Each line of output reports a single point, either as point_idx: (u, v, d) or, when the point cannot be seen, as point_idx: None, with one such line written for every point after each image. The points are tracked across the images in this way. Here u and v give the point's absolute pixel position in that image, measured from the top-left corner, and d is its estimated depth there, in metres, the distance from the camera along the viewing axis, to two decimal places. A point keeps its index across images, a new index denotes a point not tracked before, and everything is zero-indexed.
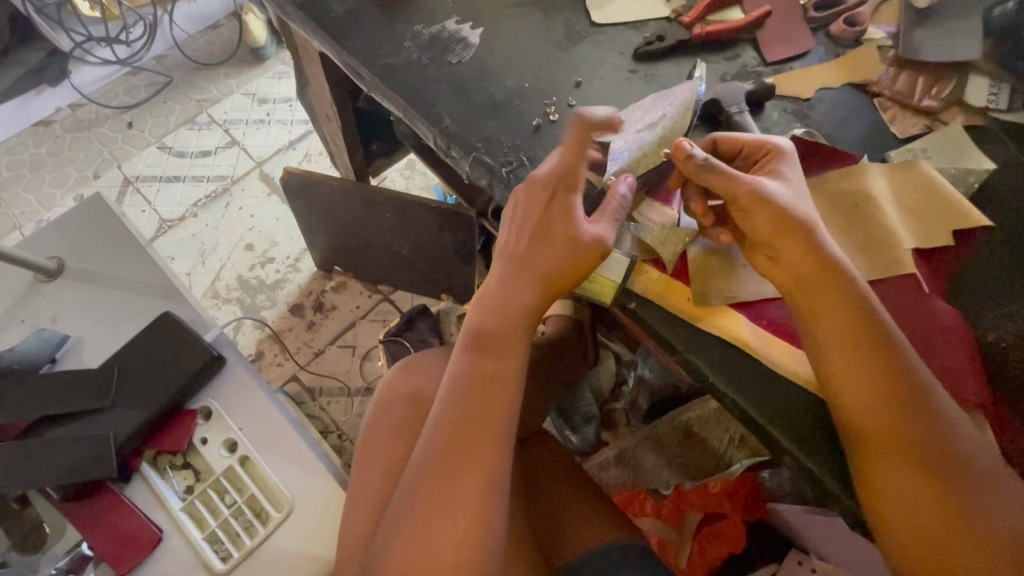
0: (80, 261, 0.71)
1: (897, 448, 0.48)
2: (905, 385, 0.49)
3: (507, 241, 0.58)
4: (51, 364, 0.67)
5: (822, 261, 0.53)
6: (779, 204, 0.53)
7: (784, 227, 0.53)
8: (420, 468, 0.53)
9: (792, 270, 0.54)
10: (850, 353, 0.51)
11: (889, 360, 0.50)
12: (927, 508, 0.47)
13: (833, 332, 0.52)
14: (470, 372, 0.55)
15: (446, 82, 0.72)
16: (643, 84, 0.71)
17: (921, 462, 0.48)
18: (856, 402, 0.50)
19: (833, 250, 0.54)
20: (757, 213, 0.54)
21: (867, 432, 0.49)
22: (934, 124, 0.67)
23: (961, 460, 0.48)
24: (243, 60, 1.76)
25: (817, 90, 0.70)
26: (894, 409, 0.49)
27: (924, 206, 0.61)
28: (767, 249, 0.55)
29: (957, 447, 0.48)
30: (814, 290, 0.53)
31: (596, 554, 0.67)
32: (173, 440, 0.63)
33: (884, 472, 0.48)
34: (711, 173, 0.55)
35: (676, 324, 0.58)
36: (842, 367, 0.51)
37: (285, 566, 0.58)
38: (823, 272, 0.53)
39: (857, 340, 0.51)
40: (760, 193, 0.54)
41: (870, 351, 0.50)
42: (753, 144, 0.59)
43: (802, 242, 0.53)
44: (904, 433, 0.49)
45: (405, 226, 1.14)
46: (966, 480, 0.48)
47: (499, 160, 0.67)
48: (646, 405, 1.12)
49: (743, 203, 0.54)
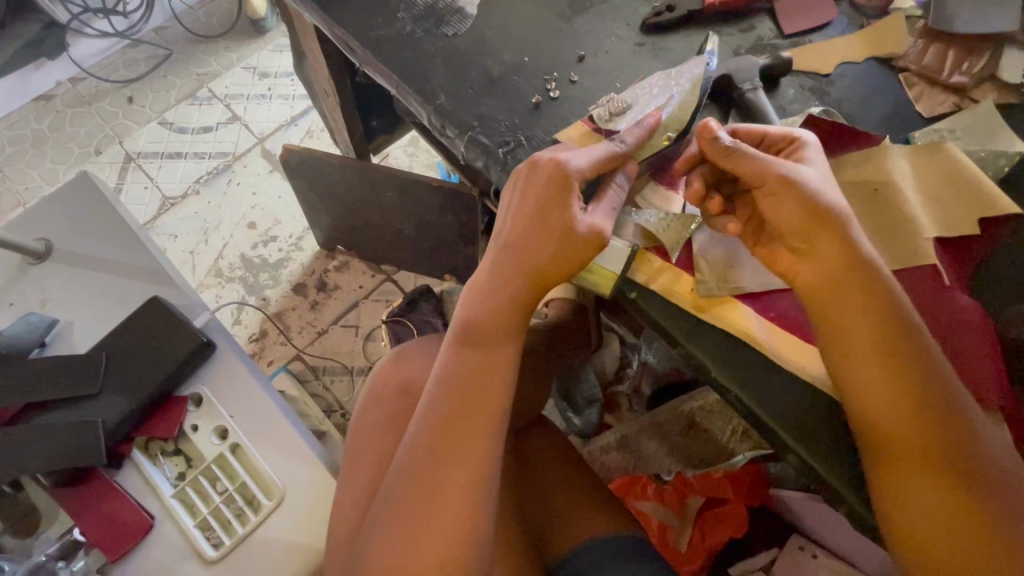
0: (69, 243, 0.69)
1: (915, 456, 0.46)
2: (928, 391, 0.47)
3: (501, 226, 0.55)
4: (42, 348, 0.66)
5: (839, 260, 0.49)
6: (813, 198, 0.50)
7: (820, 219, 0.50)
8: (408, 461, 0.51)
9: (816, 265, 0.50)
10: (869, 357, 0.48)
11: (911, 363, 0.47)
12: (942, 519, 0.45)
13: (852, 335, 0.49)
14: (460, 362, 0.53)
15: (441, 56, 0.69)
16: (651, 59, 0.67)
17: (943, 472, 0.46)
18: (873, 408, 0.48)
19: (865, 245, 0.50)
20: (789, 202, 0.50)
21: (885, 440, 0.47)
22: (963, 102, 0.63)
23: (984, 468, 0.46)
24: (243, 32, 1.71)
25: (838, 66, 0.66)
26: (916, 416, 0.47)
27: (949, 192, 0.57)
28: (794, 241, 0.51)
29: (981, 453, 0.46)
30: (828, 288, 0.50)
31: (594, 545, 0.65)
32: (163, 427, 0.62)
33: (902, 481, 0.46)
34: (739, 155, 0.51)
35: (678, 317, 0.55)
36: (860, 369, 0.48)
37: (275, 555, 0.58)
38: (843, 268, 0.49)
39: (877, 343, 0.48)
40: (790, 177, 0.50)
41: (892, 355, 0.48)
42: (778, 135, 0.54)
43: (834, 238, 0.50)
44: (925, 441, 0.46)
45: (406, 204, 1.11)
46: (989, 489, 0.45)
47: (495, 140, 0.63)
48: (649, 391, 1.08)
49: (777, 190, 0.50)
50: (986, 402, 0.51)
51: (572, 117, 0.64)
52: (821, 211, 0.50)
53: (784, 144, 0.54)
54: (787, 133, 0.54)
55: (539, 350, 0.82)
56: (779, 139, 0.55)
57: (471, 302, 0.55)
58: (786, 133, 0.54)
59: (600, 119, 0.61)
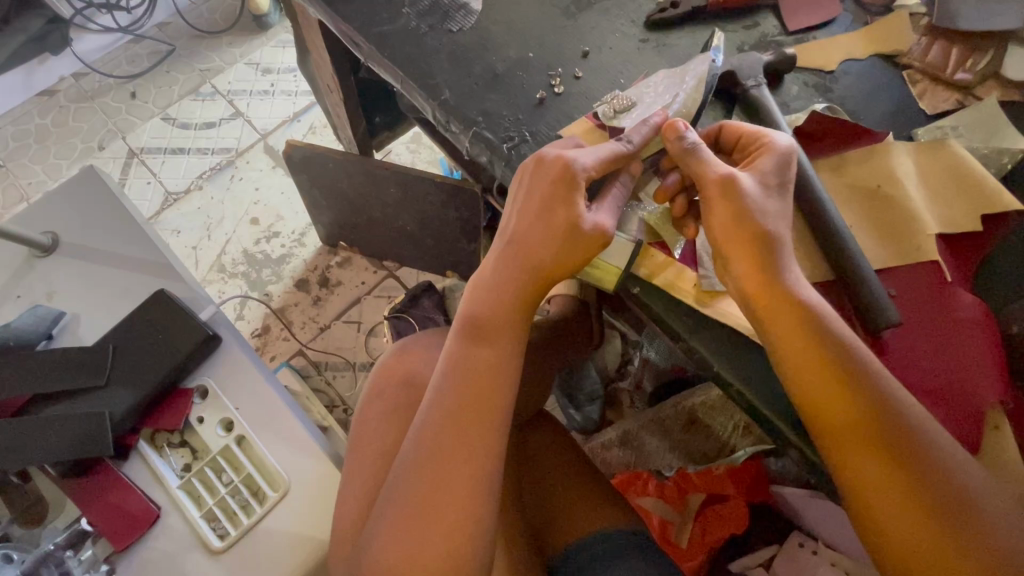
0: (75, 236, 0.70)
1: (882, 476, 0.45)
2: (877, 408, 0.46)
3: (506, 223, 0.56)
4: (49, 340, 0.66)
5: (773, 278, 0.50)
6: (746, 209, 0.50)
7: (741, 231, 0.50)
8: (408, 457, 0.51)
9: (739, 286, 0.51)
10: (817, 381, 0.48)
11: (857, 382, 0.47)
12: (915, 522, 0.45)
13: (800, 359, 0.48)
14: (465, 358, 0.54)
15: (446, 52, 0.69)
16: (655, 55, 0.67)
17: (910, 486, 0.45)
18: (832, 434, 0.47)
19: (790, 275, 0.50)
20: (716, 210, 0.51)
21: (849, 456, 0.46)
22: (967, 100, 0.63)
23: (949, 473, 0.45)
24: (246, 28, 1.71)
25: (841, 63, 0.66)
26: (869, 437, 0.46)
27: (951, 189, 0.57)
28: (722, 251, 0.52)
29: (943, 459, 0.45)
30: (772, 311, 0.49)
31: (596, 539, 0.66)
32: (170, 419, 0.63)
33: (870, 500, 0.46)
34: (690, 155, 0.53)
35: (682, 312, 0.56)
36: (812, 394, 0.48)
37: (281, 547, 0.58)
38: (779, 290, 0.49)
39: (822, 365, 0.48)
40: (729, 183, 0.50)
41: (836, 377, 0.47)
42: (752, 135, 0.54)
43: (753, 259, 0.50)
44: (884, 457, 0.46)
45: (409, 201, 1.12)
46: (958, 495, 0.44)
47: (499, 135, 0.64)
48: (651, 387, 1.11)
49: (708, 195, 0.51)
50: (985, 399, 0.51)
51: (576, 112, 0.64)
52: (751, 226, 0.50)
53: (753, 145, 0.54)
54: (761, 134, 0.54)
55: (540, 347, 0.82)
56: (751, 140, 0.54)
57: (476, 297, 0.55)
58: (756, 134, 0.54)
59: (605, 116, 0.61)
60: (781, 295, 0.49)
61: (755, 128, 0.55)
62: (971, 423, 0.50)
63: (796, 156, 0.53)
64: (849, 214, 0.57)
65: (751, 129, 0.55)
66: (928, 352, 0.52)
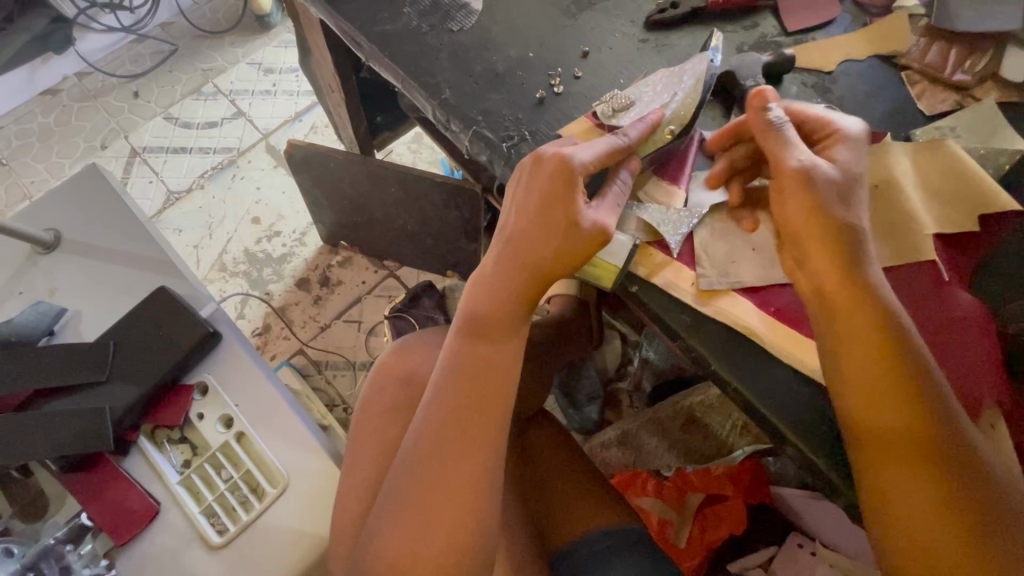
0: (77, 233, 0.70)
1: (905, 467, 0.45)
2: (925, 400, 0.46)
3: (505, 219, 0.56)
4: (50, 337, 0.67)
5: (823, 268, 0.49)
6: (821, 202, 0.49)
7: (817, 224, 0.49)
8: (413, 451, 0.52)
9: (813, 278, 0.50)
10: (865, 366, 0.47)
11: (902, 375, 0.46)
12: (932, 518, 0.44)
13: (851, 343, 0.48)
14: (465, 353, 0.54)
15: (446, 51, 0.69)
16: (655, 55, 0.68)
17: (939, 484, 0.44)
18: (856, 422, 0.47)
19: (862, 265, 0.49)
20: (794, 200, 0.50)
21: (870, 445, 0.46)
22: (964, 100, 0.63)
23: (980, 476, 0.44)
24: (248, 28, 1.72)
25: (841, 63, 0.66)
26: (907, 429, 0.45)
27: (948, 189, 0.57)
28: (797, 246, 0.51)
29: (976, 462, 0.45)
30: (837, 295, 0.49)
31: (594, 537, 0.66)
32: (170, 415, 0.63)
33: (892, 494, 0.45)
34: (771, 136, 0.52)
35: (680, 310, 0.56)
36: (852, 380, 0.47)
37: (280, 544, 0.58)
38: (847, 275, 0.48)
39: (871, 355, 0.47)
40: (806, 172, 0.50)
41: (890, 365, 0.46)
42: (817, 123, 0.55)
43: (823, 249, 0.49)
44: (913, 451, 0.45)
45: (409, 201, 1.12)
46: (981, 497, 0.44)
47: (499, 134, 0.64)
48: (650, 387, 1.11)
49: (784, 184, 0.51)
50: (981, 399, 0.51)
51: (576, 112, 0.65)
52: (825, 211, 0.49)
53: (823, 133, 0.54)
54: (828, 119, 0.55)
55: (539, 346, 0.82)
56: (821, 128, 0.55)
57: (476, 294, 0.55)
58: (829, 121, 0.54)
59: (603, 115, 0.62)
60: (846, 278, 0.48)
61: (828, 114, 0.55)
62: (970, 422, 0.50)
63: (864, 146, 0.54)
64: None
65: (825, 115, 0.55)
66: (934, 351, 0.52)
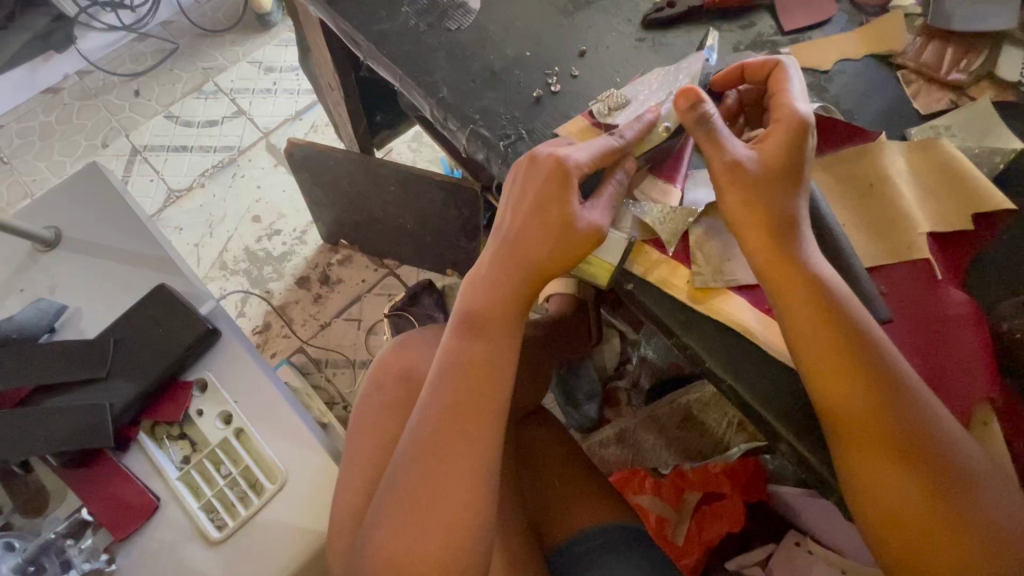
0: (77, 230, 0.71)
1: (884, 461, 0.46)
2: (895, 399, 0.47)
3: (501, 220, 0.56)
4: (50, 334, 0.67)
5: (792, 264, 0.50)
6: (762, 194, 0.51)
7: (753, 213, 0.51)
8: (408, 450, 0.52)
9: (759, 261, 0.51)
10: (836, 371, 0.48)
11: (875, 372, 0.47)
12: (913, 508, 0.45)
13: (820, 348, 0.49)
14: (461, 352, 0.54)
15: (444, 51, 0.69)
16: (651, 54, 0.68)
17: (919, 480, 0.45)
18: (836, 420, 0.48)
19: (816, 262, 0.51)
20: (731, 193, 0.52)
21: (852, 443, 0.47)
22: (960, 99, 0.63)
23: (958, 465, 0.46)
24: (249, 26, 1.72)
25: (837, 62, 0.66)
26: (884, 430, 0.46)
27: (943, 187, 0.57)
28: (743, 235, 0.52)
29: (954, 454, 0.46)
30: (800, 302, 0.50)
31: (591, 534, 0.67)
32: (170, 411, 0.64)
33: (875, 489, 0.46)
34: (704, 135, 0.52)
35: (675, 308, 0.56)
36: (825, 385, 0.48)
37: (279, 540, 0.58)
38: (806, 280, 0.50)
39: (844, 353, 0.48)
40: (738, 166, 0.51)
41: (858, 368, 0.48)
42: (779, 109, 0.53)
43: (771, 236, 0.51)
44: (893, 445, 0.46)
45: (408, 199, 1.12)
46: (961, 484, 0.45)
47: (496, 133, 0.64)
48: (647, 385, 1.09)
49: (718, 178, 0.52)
50: (973, 396, 0.51)
51: (573, 111, 0.65)
52: (761, 207, 0.51)
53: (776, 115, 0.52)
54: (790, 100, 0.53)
55: (537, 344, 0.83)
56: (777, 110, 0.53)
57: (473, 293, 0.56)
58: (786, 102, 0.52)
59: (600, 114, 0.62)
60: (805, 285, 0.50)
61: (796, 92, 0.53)
62: (961, 419, 0.51)
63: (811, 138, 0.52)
64: (844, 212, 0.58)
65: (795, 91, 0.53)
66: (923, 349, 0.53)
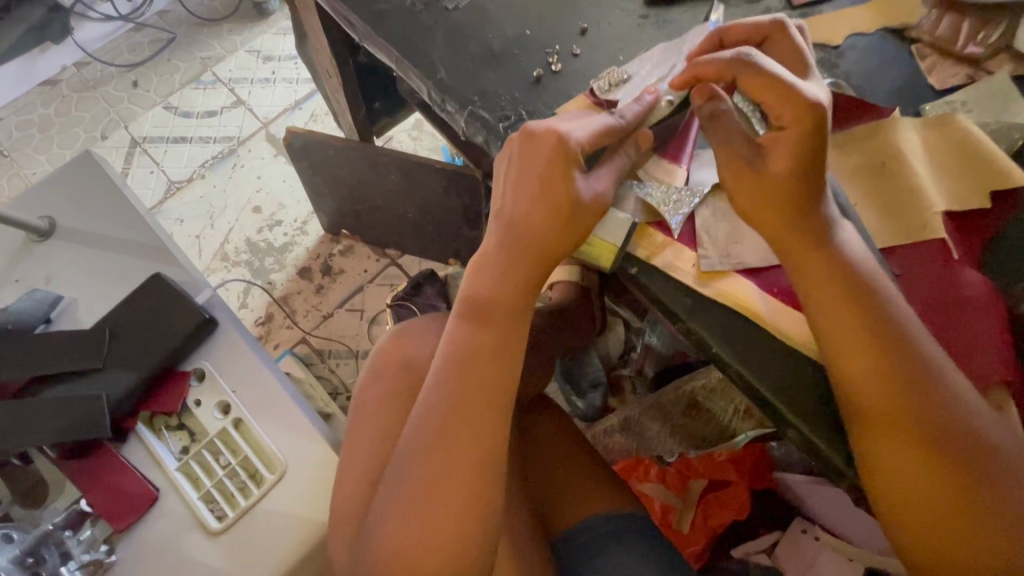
0: (71, 220, 0.70)
1: (906, 445, 0.45)
2: (918, 381, 0.46)
3: (500, 201, 0.54)
4: (47, 324, 0.66)
5: (813, 245, 0.49)
6: (784, 180, 0.48)
7: (771, 204, 0.49)
8: (412, 439, 0.51)
9: (777, 240, 0.50)
10: (858, 351, 0.47)
11: (898, 354, 0.46)
12: (934, 494, 0.44)
13: (843, 330, 0.48)
14: (465, 340, 0.53)
15: (441, 31, 0.67)
16: (656, 31, 0.66)
17: (941, 465, 0.44)
18: (857, 404, 0.47)
19: (838, 243, 0.50)
20: (751, 186, 0.50)
21: (873, 428, 0.46)
22: (977, 74, 0.61)
23: (984, 452, 0.44)
24: (246, 15, 1.70)
25: (848, 37, 0.64)
26: (904, 415, 0.45)
27: (960, 165, 0.55)
28: (759, 222, 0.51)
29: (976, 442, 0.45)
30: (821, 283, 0.49)
31: (596, 524, 0.66)
32: (167, 401, 0.63)
33: (894, 475, 0.45)
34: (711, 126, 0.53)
35: (682, 293, 0.55)
36: (847, 367, 0.47)
37: (281, 531, 0.58)
38: (828, 261, 0.49)
39: (866, 335, 0.47)
40: (746, 164, 0.50)
41: (880, 350, 0.47)
42: (789, 113, 0.47)
43: (784, 216, 0.49)
44: (915, 428, 0.45)
45: (410, 188, 1.11)
46: (985, 470, 0.44)
47: (495, 114, 0.62)
48: (651, 372, 1.09)
49: (732, 180, 0.51)
50: (991, 380, 0.50)
51: (574, 90, 0.63)
52: (778, 194, 0.49)
53: (783, 115, 0.47)
54: (780, 82, 0.47)
55: (538, 332, 0.82)
56: (774, 102, 0.47)
57: (474, 280, 0.54)
58: (782, 89, 0.47)
59: (600, 91, 0.61)
60: (826, 264, 0.49)
61: (780, 71, 0.47)
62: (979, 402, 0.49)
63: (827, 104, 0.47)
64: (855, 192, 0.56)
65: (777, 72, 0.47)
66: (939, 332, 0.51)
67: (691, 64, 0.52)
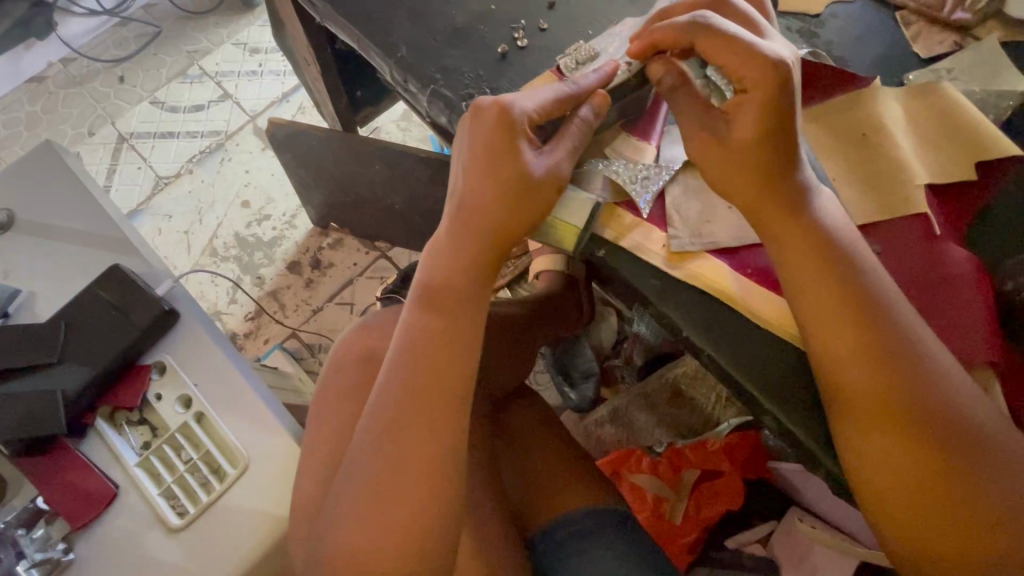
0: (30, 213, 0.68)
1: (887, 425, 0.43)
2: (900, 359, 0.43)
3: (454, 180, 0.52)
4: (5, 319, 0.65)
5: (790, 218, 0.47)
6: (749, 148, 0.46)
7: (741, 174, 0.47)
8: (369, 430, 0.49)
9: (751, 214, 0.48)
10: (838, 327, 0.45)
11: (880, 330, 0.44)
12: (916, 478, 0.42)
13: (823, 303, 0.45)
14: (422, 327, 0.51)
15: (405, 9, 0.65)
16: (628, 3, 0.63)
17: (924, 448, 0.42)
18: (836, 383, 0.45)
19: (818, 215, 0.47)
20: (721, 160, 0.48)
21: (852, 408, 0.44)
22: (965, 41, 0.58)
23: (969, 434, 0.42)
24: (232, 6, 1.67)
25: (829, 5, 0.61)
26: (885, 394, 0.43)
27: (944, 135, 0.53)
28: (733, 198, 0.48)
29: (961, 424, 0.42)
30: (799, 256, 0.46)
31: (575, 517, 0.64)
32: (128, 396, 0.61)
33: (874, 457, 0.43)
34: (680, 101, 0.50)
35: (651, 275, 0.52)
36: (827, 345, 0.45)
37: (242, 527, 0.56)
38: (806, 233, 0.46)
39: (846, 309, 0.45)
40: (714, 135, 0.48)
41: (861, 325, 0.44)
42: (751, 72, 0.45)
43: (754, 188, 0.47)
44: (896, 408, 0.43)
45: (394, 178, 1.08)
46: (970, 454, 0.41)
47: (459, 93, 0.60)
48: (640, 362, 1.06)
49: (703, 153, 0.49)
50: (975, 361, 0.47)
51: (541, 67, 0.60)
52: (746, 165, 0.47)
53: (746, 78, 0.45)
54: (736, 41, 0.45)
55: (516, 321, 0.79)
56: (735, 62, 0.46)
57: (432, 265, 0.52)
58: (744, 50, 0.45)
59: (567, 69, 0.57)
60: (805, 237, 0.46)
61: (735, 31, 0.46)
62: None
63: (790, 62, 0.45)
64: (833, 166, 0.53)
65: (733, 31, 0.46)
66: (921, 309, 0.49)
67: (648, 31, 0.51)
